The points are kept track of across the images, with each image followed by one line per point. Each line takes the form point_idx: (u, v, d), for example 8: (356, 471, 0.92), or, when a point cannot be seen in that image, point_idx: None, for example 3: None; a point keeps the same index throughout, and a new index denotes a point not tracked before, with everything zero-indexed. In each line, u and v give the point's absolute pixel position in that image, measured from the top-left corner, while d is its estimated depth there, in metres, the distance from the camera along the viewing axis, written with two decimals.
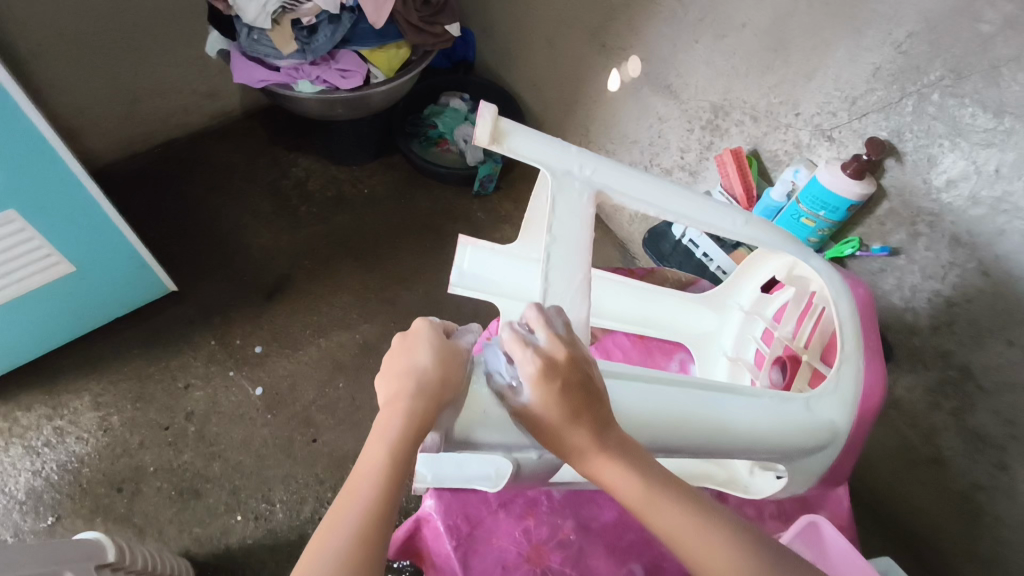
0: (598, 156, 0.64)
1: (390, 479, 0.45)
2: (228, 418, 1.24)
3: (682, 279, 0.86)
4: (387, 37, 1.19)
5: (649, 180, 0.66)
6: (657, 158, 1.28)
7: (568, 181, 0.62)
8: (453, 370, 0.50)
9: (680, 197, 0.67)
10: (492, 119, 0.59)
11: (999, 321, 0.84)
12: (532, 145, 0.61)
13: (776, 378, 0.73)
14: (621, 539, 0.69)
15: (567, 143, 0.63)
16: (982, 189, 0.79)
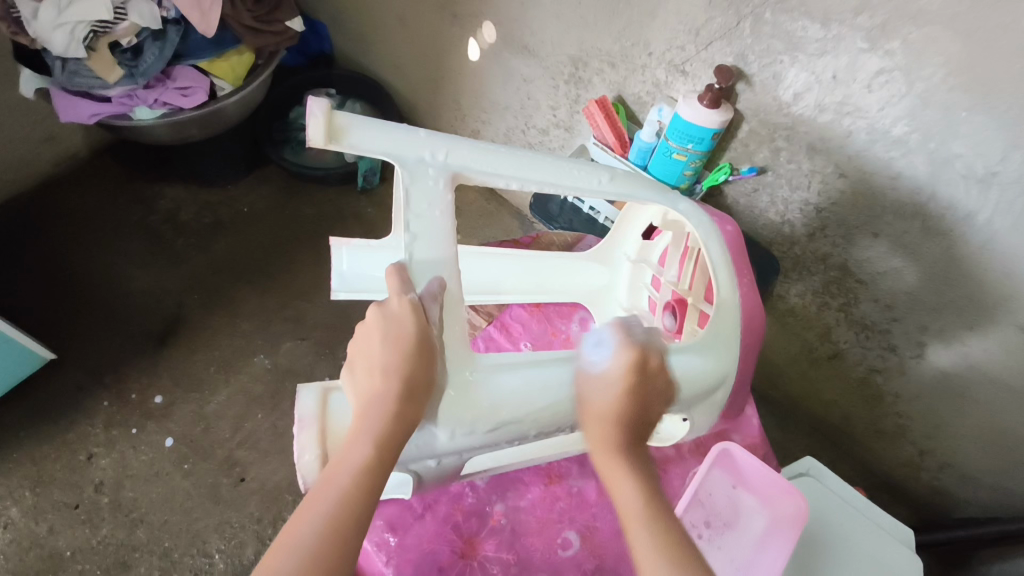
0: (448, 135, 0.61)
1: (381, 460, 0.47)
2: (143, 479, 1.17)
3: (567, 240, 0.86)
4: (224, 45, 1.10)
5: (508, 153, 0.65)
6: (531, 120, 1.28)
7: (421, 169, 0.59)
8: (431, 359, 0.53)
9: (542, 165, 0.66)
10: (326, 115, 0.55)
11: (862, 217, 0.89)
12: (375, 137, 0.58)
13: (669, 323, 0.77)
14: (553, 511, 0.71)
15: (414, 128, 0.60)
16: (825, 97, 0.83)
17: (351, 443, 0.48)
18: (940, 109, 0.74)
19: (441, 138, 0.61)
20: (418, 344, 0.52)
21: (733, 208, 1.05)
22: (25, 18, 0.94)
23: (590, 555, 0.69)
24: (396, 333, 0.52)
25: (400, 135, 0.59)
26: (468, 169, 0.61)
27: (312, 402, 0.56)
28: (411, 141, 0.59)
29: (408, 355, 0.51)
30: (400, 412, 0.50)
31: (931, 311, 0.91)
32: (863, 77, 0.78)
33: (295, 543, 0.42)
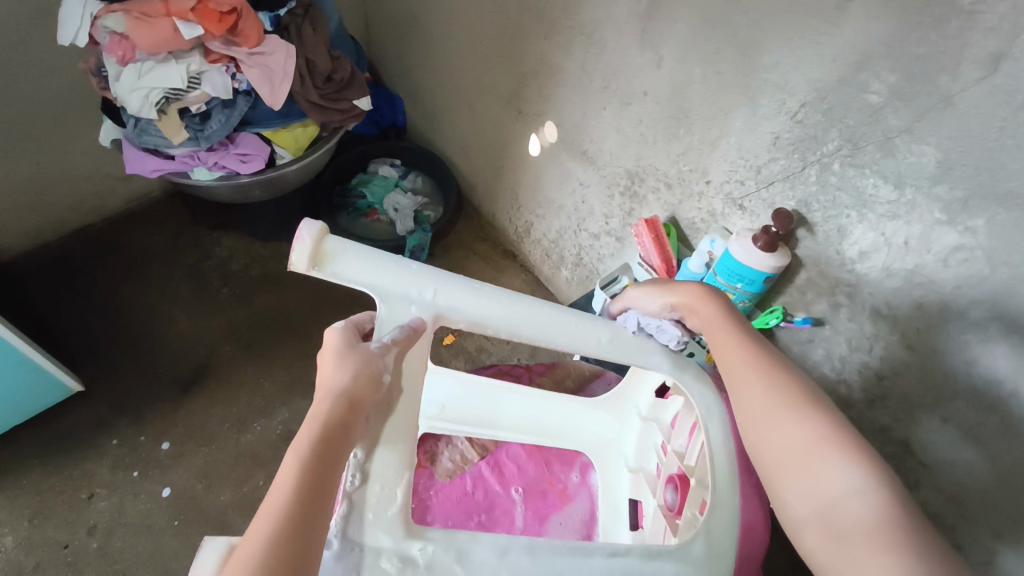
0: (442, 273, 0.61)
1: (306, 482, 0.44)
2: (134, 529, 1.15)
3: (582, 376, 0.89)
4: (290, 117, 1.13)
5: (505, 296, 0.64)
6: (583, 223, 1.24)
7: (402, 305, 0.58)
8: (365, 370, 0.51)
9: (538, 315, 0.65)
10: (319, 230, 0.54)
11: (930, 396, 0.78)
12: (362, 267, 0.56)
13: (670, 499, 0.71)
14: None
15: (407, 260, 0.59)
16: (894, 261, 0.74)
17: (275, 484, 0.45)
18: None
19: (436, 273, 0.60)
20: (353, 362, 0.52)
21: (786, 354, 0.96)
22: (109, 78, 0.99)
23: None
24: (328, 360, 0.52)
25: (393, 262, 0.58)
26: (455, 311, 0.61)
27: (211, 560, 0.47)
28: (405, 269, 0.59)
29: (346, 376, 0.51)
30: (333, 429, 0.47)
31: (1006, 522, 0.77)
32: (938, 250, 0.69)
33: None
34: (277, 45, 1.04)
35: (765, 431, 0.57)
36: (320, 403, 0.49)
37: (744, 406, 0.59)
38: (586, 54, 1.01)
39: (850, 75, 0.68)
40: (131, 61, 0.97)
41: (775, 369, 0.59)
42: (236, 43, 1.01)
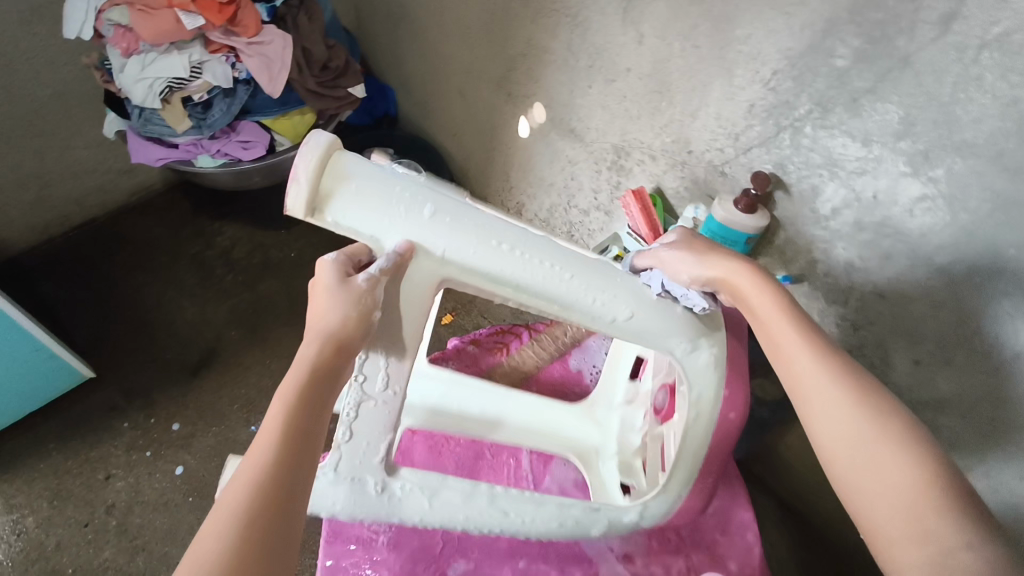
0: (454, 224, 0.61)
1: (293, 417, 0.51)
2: (152, 506, 1.20)
3: None
4: (289, 104, 1.17)
5: (522, 254, 0.63)
6: (573, 199, 1.29)
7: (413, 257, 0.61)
8: (352, 315, 0.55)
9: (552, 285, 0.65)
10: (320, 153, 0.56)
11: (902, 341, 0.84)
12: (367, 217, 0.58)
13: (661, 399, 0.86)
14: None
15: (418, 208, 0.60)
16: (864, 215, 0.80)
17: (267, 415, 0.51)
18: (986, 243, 0.70)
19: (443, 221, 0.61)
20: (338, 307, 0.55)
21: None
22: (114, 70, 1.03)
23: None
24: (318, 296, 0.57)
25: (399, 204, 0.59)
26: (462, 271, 0.63)
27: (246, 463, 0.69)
28: (411, 214, 0.60)
29: (336, 314, 0.55)
30: (321, 372, 0.54)
31: (975, 454, 0.83)
32: (904, 201, 0.75)
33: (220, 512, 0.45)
34: (275, 34, 1.08)
35: (836, 429, 0.55)
36: (308, 346, 0.54)
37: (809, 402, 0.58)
38: (572, 35, 1.06)
39: (817, 41, 0.74)
40: (135, 52, 1.01)
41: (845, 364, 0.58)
42: (236, 32, 1.05)
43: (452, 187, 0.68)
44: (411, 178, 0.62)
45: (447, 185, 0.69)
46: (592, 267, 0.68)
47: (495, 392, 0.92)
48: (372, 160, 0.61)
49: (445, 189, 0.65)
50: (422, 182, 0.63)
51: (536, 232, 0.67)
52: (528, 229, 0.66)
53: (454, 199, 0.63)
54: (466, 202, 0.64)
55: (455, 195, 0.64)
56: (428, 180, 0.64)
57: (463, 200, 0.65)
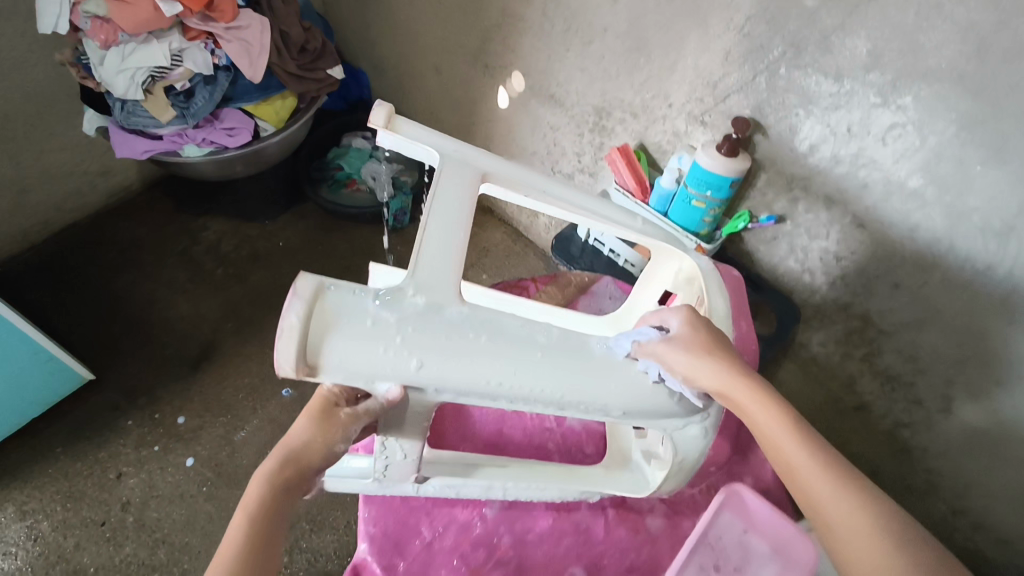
0: (445, 356, 0.51)
1: (256, 534, 0.50)
2: (168, 500, 1.20)
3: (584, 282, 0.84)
4: (269, 89, 1.17)
5: (522, 375, 0.52)
6: (557, 164, 1.32)
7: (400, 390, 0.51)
8: (320, 435, 0.54)
9: (515, 383, 0.53)
10: (301, 334, 0.46)
11: (882, 267, 0.90)
12: (357, 361, 0.48)
13: None
14: (559, 546, 0.69)
15: (403, 354, 0.50)
16: (840, 149, 0.84)
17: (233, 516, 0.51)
18: (954, 163, 0.75)
19: (434, 368, 0.50)
20: (313, 430, 0.54)
21: (754, 255, 1.07)
22: (93, 64, 1.03)
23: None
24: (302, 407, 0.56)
25: (387, 359, 0.49)
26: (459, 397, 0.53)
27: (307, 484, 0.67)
28: (398, 364, 0.50)
29: (306, 435, 0.54)
30: (280, 496, 0.52)
31: (955, 365, 0.89)
32: (876, 130, 0.80)
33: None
34: (252, 18, 1.08)
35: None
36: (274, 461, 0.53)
37: (841, 550, 0.49)
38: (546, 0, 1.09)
39: None
40: (114, 44, 1.01)
41: (872, 502, 0.50)
42: (213, 18, 1.05)
43: (448, 273, 0.55)
44: (397, 313, 0.51)
45: (443, 259, 0.55)
46: (570, 365, 0.54)
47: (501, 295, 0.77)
48: (358, 297, 0.50)
49: (440, 302, 0.52)
50: (408, 313, 0.51)
51: (534, 347, 0.53)
52: (530, 343, 0.53)
53: (442, 327, 0.51)
54: (460, 322, 0.52)
55: (446, 319, 0.52)
56: (422, 300, 0.52)
57: (460, 318, 0.52)
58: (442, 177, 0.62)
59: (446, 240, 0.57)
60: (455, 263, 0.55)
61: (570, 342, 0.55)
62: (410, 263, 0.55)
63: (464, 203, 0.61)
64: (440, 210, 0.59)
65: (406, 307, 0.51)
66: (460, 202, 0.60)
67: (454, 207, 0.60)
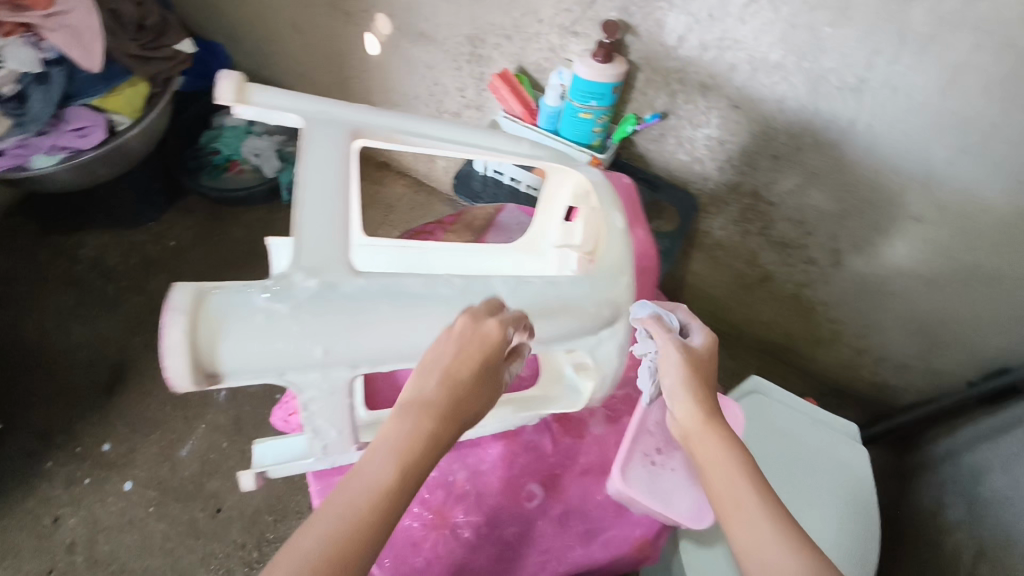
0: (344, 326, 0.44)
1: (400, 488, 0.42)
2: (117, 530, 1.12)
3: (490, 214, 0.84)
4: (114, 78, 1.07)
5: (431, 327, 0.47)
6: (442, 104, 1.29)
7: (307, 372, 0.45)
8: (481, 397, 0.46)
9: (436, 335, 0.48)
10: (189, 348, 0.40)
11: (762, 143, 0.95)
12: (256, 354, 0.42)
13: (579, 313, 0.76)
14: (513, 468, 0.68)
15: (304, 339, 0.43)
16: (706, 35, 0.87)
17: (380, 455, 0.42)
18: (807, 29, 0.80)
19: (342, 351, 0.45)
20: (475, 383, 0.46)
21: (646, 156, 1.10)
22: None
23: (556, 498, 0.67)
24: (467, 349, 0.46)
25: (288, 352, 0.43)
26: (375, 366, 0.47)
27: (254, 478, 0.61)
28: (302, 354, 0.44)
29: (465, 388, 0.45)
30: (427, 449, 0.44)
31: (837, 220, 0.98)
32: (735, 10, 0.83)
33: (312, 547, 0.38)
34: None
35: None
36: (436, 423, 0.44)
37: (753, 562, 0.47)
38: None
39: None
40: None
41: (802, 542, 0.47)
42: (26, 7, 0.94)
43: (337, 245, 0.46)
44: (290, 301, 0.43)
45: (332, 233, 0.47)
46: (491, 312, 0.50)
47: (410, 247, 0.76)
48: (241, 292, 0.42)
49: (336, 279, 0.45)
50: (299, 299, 0.44)
51: (443, 303, 0.48)
52: (437, 300, 0.48)
53: (338, 309, 0.44)
54: (360, 296, 0.45)
55: (344, 296, 0.45)
56: (314, 282, 0.44)
57: (358, 291, 0.45)
58: (313, 144, 0.51)
59: (328, 214, 0.48)
60: (343, 234, 0.47)
61: (477, 290, 0.50)
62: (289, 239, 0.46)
63: (342, 170, 0.51)
64: (314, 187, 0.49)
65: (296, 291, 0.44)
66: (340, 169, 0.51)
67: (332, 176, 0.50)
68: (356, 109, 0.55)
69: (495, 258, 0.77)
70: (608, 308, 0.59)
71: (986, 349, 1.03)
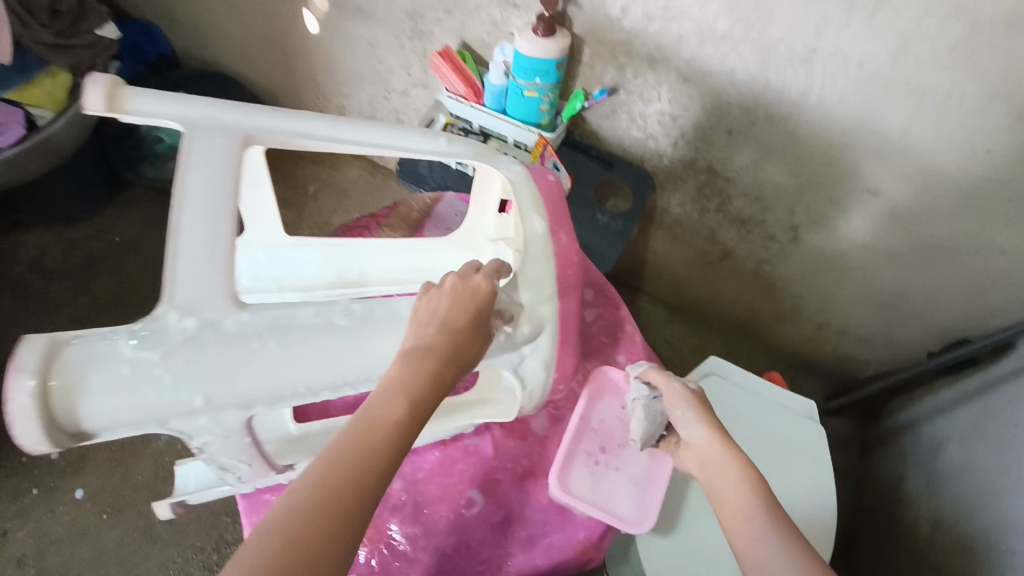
0: (224, 368, 0.46)
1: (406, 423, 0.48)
2: (70, 540, 1.09)
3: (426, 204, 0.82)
4: (30, 69, 1.00)
5: (319, 357, 0.50)
6: (389, 83, 1.23)
7: (187, 418, 0.47)
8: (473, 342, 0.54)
9: (325, 366, 0.50)
10: (40, 412, 0.40)
11: (714, 117, 0.91)
12: (121, 407, 0.43)
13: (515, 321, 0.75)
14: (451, 474, 0.73)
15: (175, 386, 0.45)
16: (650, 5, 0.83)
17: (385, 395, 0.48)
18: None
19: (223, 395, 0.47)
20: (467, 333, 0.53)
21: (599, 133, 1.06)
22: None
23: (496, 507, 0.72)
24: (457, 301, 0.54)
25: (159, 401, 0.44)
26: (267, 404, 0.49)
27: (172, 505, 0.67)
28: (181, 402, 0.46)
29: (460, 334, 0.53)
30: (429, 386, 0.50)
31: (794, 195, 0.95)
32: None
33: (326, 473, 0.44)
34: None
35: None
36: (436, 364, 0.51)
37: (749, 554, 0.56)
38: None
39: None
40: None
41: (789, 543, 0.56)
42: None
43: (216, 278, 0.46)
44: (160, 346, 0.44)
45: (208, 261, 0.46)
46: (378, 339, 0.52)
47: (336, 243, 0.73)
48: (106, 341, 0.43)
49: (217, 317, 0.46)
50: (175, 342, 0.45)
51: (334, 334, 0.51)
52: (324, 333, 0.50)
53: (216, 350, 0.46)
54: (242, 333, 0.47)
55: (225, 334, 0.46)
56: (192, 321, 0.45)
57: (240, 328, 0.47)
58: (195, 155, 0.48)
59: (207, 239, 0.46)
60: (224, 263, 0.47)
61: (376, 319, 0.53)
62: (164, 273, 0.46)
63: (226, 185, 0.49)
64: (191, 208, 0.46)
65: (172, 333, 0.45)
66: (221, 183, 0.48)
67: (210, 192, 0.48)
68: (246, 109, 0.52)
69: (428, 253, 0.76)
70: (526, 324, 0.61)
71: (946, 321, 1.02)
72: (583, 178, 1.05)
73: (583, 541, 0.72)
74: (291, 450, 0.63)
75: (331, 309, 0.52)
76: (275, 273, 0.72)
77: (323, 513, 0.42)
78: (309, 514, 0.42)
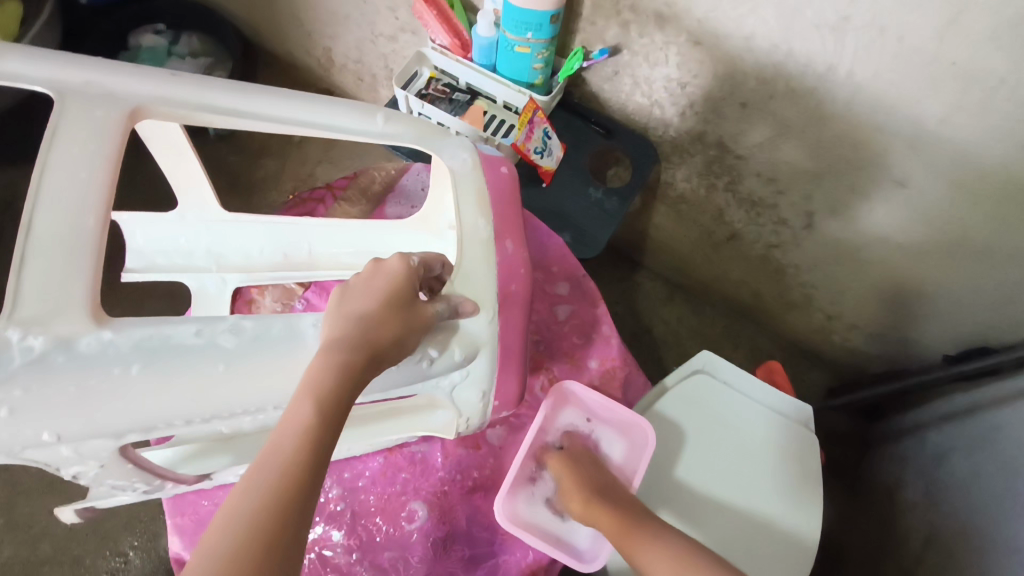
0: (80, 399, 0.43)
1: (320, 429, 0.42)
2: (36, 493, 1.06)
3: (386, 178, 0.85)
4: None
5: (199, 387, 0.46)
6: (375, 26, 1.12)
7: (43, 447, 0.44)
8: (388, 325, 0.47)
9: (206, 395, 0.46)
10: None
11: (726, 88, 0.80)
12: None
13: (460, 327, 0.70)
14: (394, 483, 0.74)
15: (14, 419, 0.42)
16: None
17: (294, 401, 0.42)
18: None
19: (76, 428, 0.44)
20: (382, 317, 0.47)
21: (600, 96, 0.95)
22: None
23: (439, 524, 0.73)
24: (372, 287, 0.48)
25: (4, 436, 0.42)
26: (145, 431, 0.47)
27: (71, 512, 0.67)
28: (26, 437, 0.43)
29: (374, 317, 0.47)
30: (344, 382, 0.44)
31: (811, 179, 0.85)
32: None
33: (236, 507, 0.38)
34: None
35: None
36: (349, 353, 0.44)
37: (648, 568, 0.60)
38: None
39: None
40: None
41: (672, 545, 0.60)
42: None
43: (72, 286, 0.43)
44: None
45: (65, 260, 0.44)
46: (269, 367, 0.48)
47: (284, 223, 0.74)
48: None
49: (70, 335, 0.42)
50: (14, 366, 0.41)
51: (215, 358, 0.46)
52: (203, 357, 0.46)
53: (65, 374, 0.42)
54: (101, 355, 0.43)
55: (79, 356, 0.42)
56: (39, 341, 0.41)
57: (100, 348, 0.43)
58: (66, 118, 0.50)
59: (65, 232, 0.45)
60: (86, 265, 0.44)
61: (272, 339, 0.48)
62: (11, 287, 0.42)
63: (103, 155, 0.49)
64: (55, 187, 0.46)
65: (13, 353, 0.41)
66: (92, 151, 0.49)
67: (80, 169, 0.48)
68: (134, 80, 0.54)
69: (382, 237, 0.75)
70: (461, 352, 0.56)
71: (966, 325, 0.93)
72: (577, 147, 0.95)
73: (531, 564, 0.72)
74: (217, 449, 0.60)
75: (218, 325, 0.47)
76: (220, 252, 0.74)
77: (241, 556, 0.37)
78: (224, 562, 0.36)
